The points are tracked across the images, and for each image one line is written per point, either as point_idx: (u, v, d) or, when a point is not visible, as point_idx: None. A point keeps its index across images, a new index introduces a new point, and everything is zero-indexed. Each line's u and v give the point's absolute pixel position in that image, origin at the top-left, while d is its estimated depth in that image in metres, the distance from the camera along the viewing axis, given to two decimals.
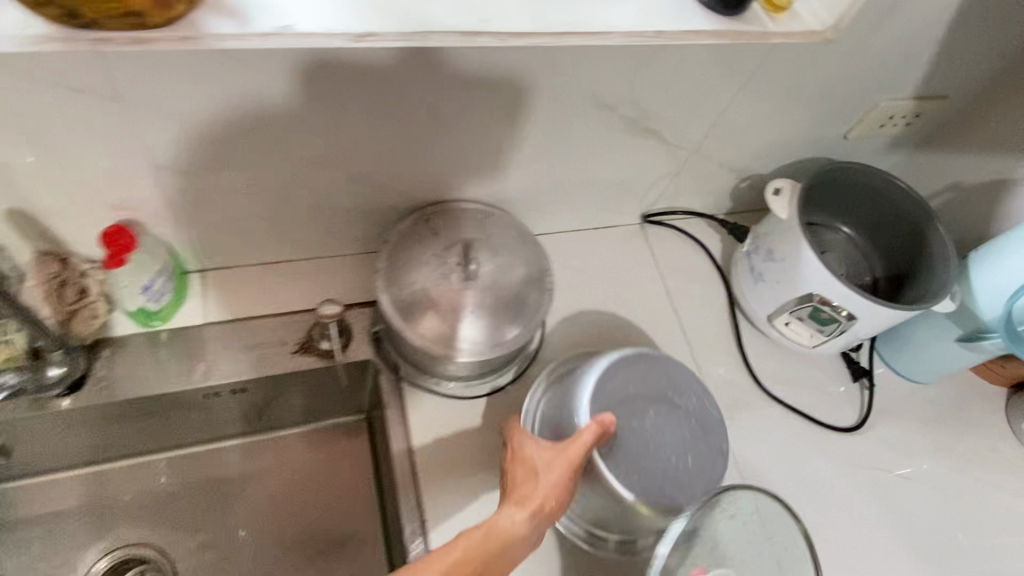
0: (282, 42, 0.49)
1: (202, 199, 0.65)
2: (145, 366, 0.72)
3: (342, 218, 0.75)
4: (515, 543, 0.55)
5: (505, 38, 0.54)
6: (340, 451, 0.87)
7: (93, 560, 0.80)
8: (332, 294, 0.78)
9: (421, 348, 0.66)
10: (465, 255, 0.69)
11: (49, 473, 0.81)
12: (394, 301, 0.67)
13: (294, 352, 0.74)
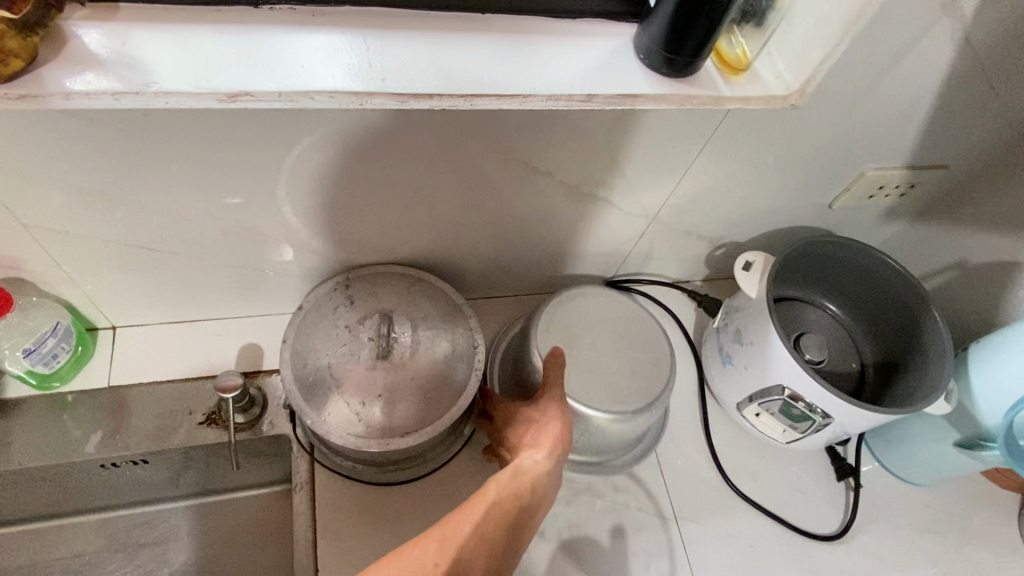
0: (141, 100, 0.44)
1: (100, 254, 0.60)
2: (37, 431, 0.66)
3: (264, 279, 0.70)
4: (542, 483, 0.55)
5: (403, 99, 0.48)
6: (260, 526, 0.80)
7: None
8: (252, 357, 0.73)
9: (323, 433, 0.59)
10: (383, 328, 0.63)
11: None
12: (297, 375, 0.60)
13: (201, 423, 0.68)
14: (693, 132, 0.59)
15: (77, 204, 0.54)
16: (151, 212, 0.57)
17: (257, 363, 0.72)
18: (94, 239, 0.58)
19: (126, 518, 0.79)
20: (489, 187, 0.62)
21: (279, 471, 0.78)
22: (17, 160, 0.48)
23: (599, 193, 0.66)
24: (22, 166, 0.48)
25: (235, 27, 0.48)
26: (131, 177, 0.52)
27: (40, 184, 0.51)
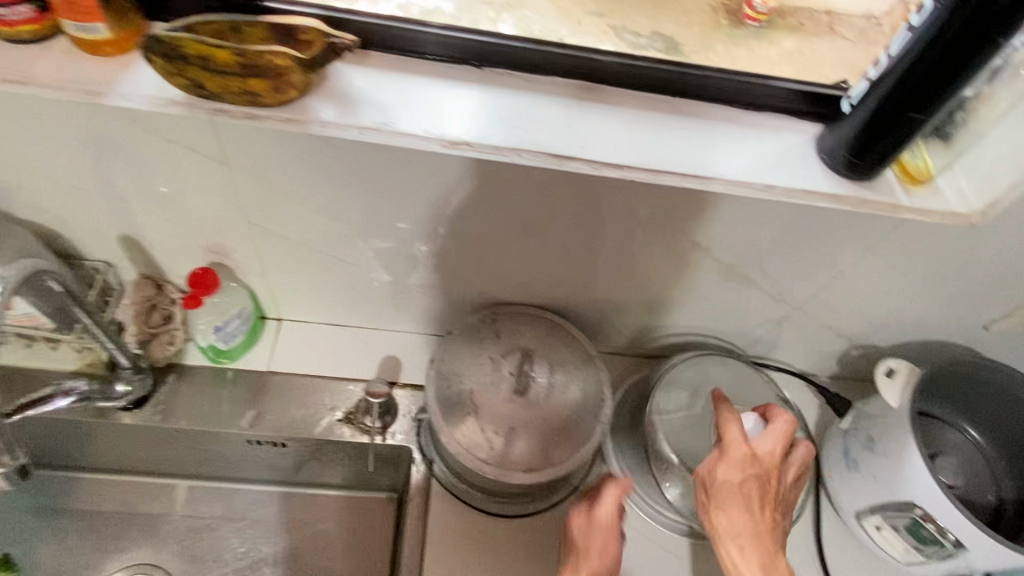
0: (379, 136, 0.51)
1: (292, 256, 0.68)
2: (203, 397, 0.74)
3: (416, 300, 0.75)
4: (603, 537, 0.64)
5: (598, 167, 0.53)
6: (361, 528, 0.84)
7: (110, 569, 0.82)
8: (389, 369, 0.78)
9: (456, 453, 0.63)
10: (522, 364, 0.66)
11: (110, 473, 0.86)
12: (440, 395, 0.65)
13: (339, 421, 0.74)
14: (861, 235, 0.60)
15: (290, 211, 0.62)
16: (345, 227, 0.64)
17: (393, 374, 0.78)
18: (292, 242, 0.66)
19: (245, 494, 0.86)
20: (645, 254, 0.65)
21: (391, 479, 0.82)
22: (261, 168, 0.56)
23: (749, 275, 0.67)
24: (261, 173, 0.57)
25: (463, 84, 0.55)
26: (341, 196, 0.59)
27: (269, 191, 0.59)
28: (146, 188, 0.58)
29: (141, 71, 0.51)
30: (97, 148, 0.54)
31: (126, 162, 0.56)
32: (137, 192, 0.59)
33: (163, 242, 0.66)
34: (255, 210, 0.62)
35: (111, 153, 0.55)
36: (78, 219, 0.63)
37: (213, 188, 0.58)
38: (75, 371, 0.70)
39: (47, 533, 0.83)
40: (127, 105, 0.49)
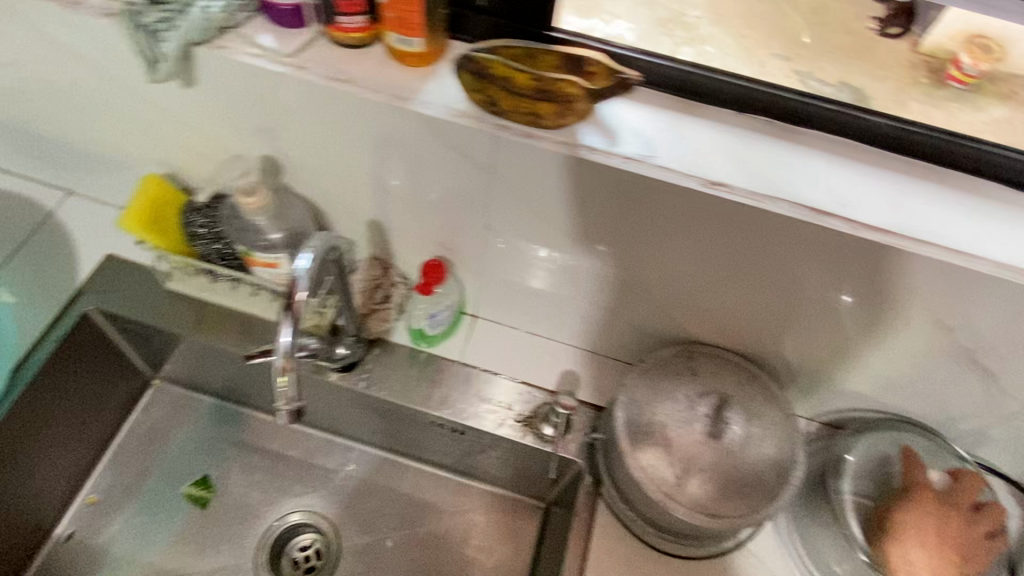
0: (642, 168, 0.54)
1: (509, 261, 0.71)
2: (399, 375, 0.81)
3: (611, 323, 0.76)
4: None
5: (856, 228, 0.53)
6: (507, 527, 0.88)
7: (283, 509, 0.90)
8: (570, 384, 0.80)
9: (640, 480, 0.64)
10: (717, 408, 0.66)
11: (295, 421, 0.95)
12: (631, 421, 0.66)
13: (517, 422, 0.78)
14: None
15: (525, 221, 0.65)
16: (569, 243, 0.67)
17: (573, 390, 0.79)
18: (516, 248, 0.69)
19: (408, 468, 0.92)
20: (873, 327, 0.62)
21: (546, 488, 0.85)
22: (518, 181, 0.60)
23: (992, 369, 0.61)
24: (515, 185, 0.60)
25: (726, 128, 0.56)
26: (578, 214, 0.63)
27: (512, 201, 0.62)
28: (409, 181, 0.65)
29: (440, 82, 0.57)
30: (383, 143, 0.61)
31: (402, 158, 0.62)
32: (400, 183, 0.65)
33: (402, 229, 0.72)
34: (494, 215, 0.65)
35: (393, 149, 0.61)
36: (338, 200, 0.70)
37: (467, 190, 0.63)
38: (301, 330, 0.78)
39: (239, 464, 0.92)
40: (428, 112, 0.55)
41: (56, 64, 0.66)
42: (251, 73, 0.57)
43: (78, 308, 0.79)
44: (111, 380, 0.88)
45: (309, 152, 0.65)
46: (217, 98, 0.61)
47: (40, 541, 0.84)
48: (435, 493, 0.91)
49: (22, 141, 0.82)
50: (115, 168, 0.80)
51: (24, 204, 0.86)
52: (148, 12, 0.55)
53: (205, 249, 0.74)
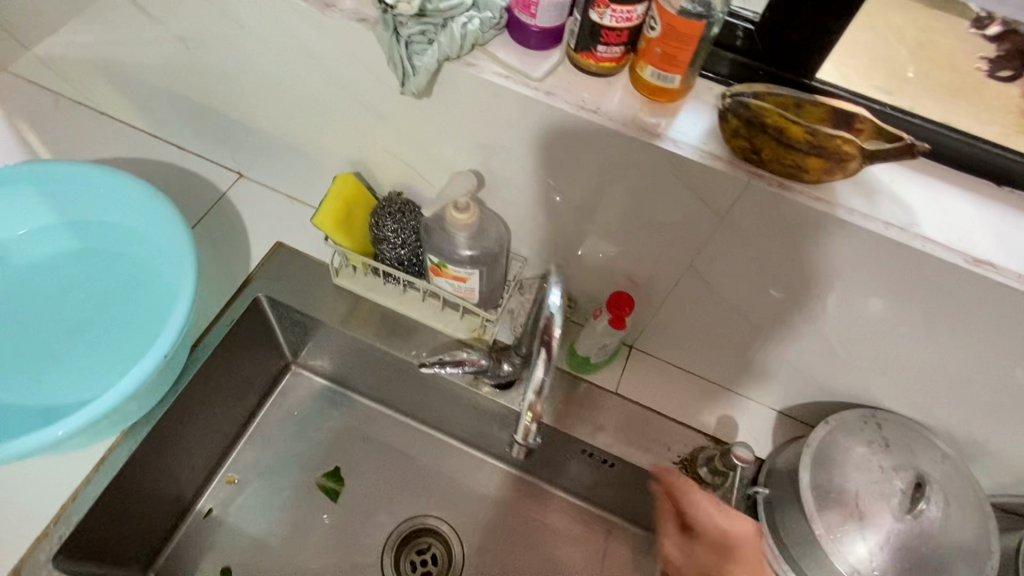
0: (905, 237, 0.52)
1: (698, 301, 0.70)
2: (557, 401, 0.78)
3: (786, 375, 0.74)
4: None
5: None
6: (630, 564, 0.86)
7: (409, 512, 0.90)
8: (729, 430, 0.78)
9: (824, 548, 0.61)
10: (915, 484, 0.62)
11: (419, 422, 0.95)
12: (817, 482, 0.64)
13: (674, 463, 0.75)
14: None
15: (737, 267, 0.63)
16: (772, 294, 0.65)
17: (732, 437, 0.77)
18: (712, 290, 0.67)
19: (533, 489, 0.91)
20: None
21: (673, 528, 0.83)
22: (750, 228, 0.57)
23: None
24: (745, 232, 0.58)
25: (986, 206, 0.55)
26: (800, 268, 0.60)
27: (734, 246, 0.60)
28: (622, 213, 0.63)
29: (688, 121, 0.55)
30: (610, 174, 0.59)
31: (625, 191, 0.60)
32: (610, 214, 0.64)
33: (591, 256, 0.71)
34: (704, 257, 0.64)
35: (620, 181, 0.59)
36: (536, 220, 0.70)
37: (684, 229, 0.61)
38: (464, 340, 0.79)
39: (368, 461, 0.92)
40: (678, 150, 0.53)
41: (279, 56, 0.67)
42: (496, 92, 0.56)
43: (250, 292, 0.81)
44: (260, 363, 0.89)
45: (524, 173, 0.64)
46: (447, 110, 0.61)
47: (182, 516, 0.85)
48: (561, 517, 0.89)
49: (214, 123, 0.84)
50: (303, 161, 0.81)
51: (201, 182, 0.88)
52: (409, 22, 0.54)
53: (388, 252, 0.74)
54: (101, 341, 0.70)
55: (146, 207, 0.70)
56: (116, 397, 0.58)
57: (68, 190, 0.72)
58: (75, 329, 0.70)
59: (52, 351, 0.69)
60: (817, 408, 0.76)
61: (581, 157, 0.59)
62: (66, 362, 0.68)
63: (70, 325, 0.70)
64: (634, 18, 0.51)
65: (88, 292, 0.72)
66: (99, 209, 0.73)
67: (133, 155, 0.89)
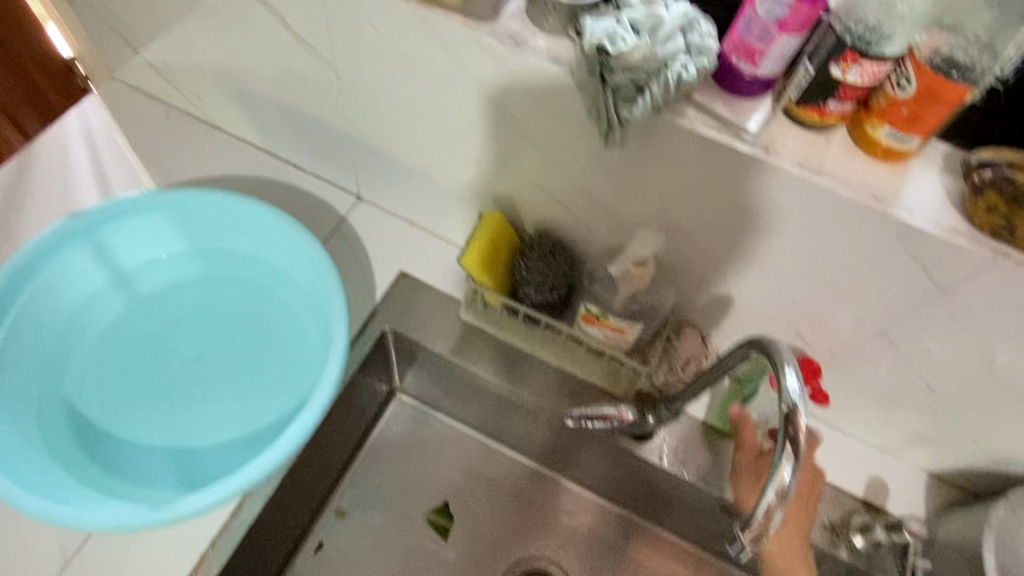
0: None
1: (869, 360, 0.66)
2: (699, 452, 0.74)
3: (948, 438, 0.70)
4: None
5: None
6: None
7: (522, 553, 0.86)
8: (878, 491, 0.74)
9: None
10: None
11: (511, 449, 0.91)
12: (1003, 565, 0.61)
13: (822, 527, 0.71)
14: None
15: (933, 334, 0.59)
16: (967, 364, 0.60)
17: (883, 500, 0.73)
18: (892, 352, 0.63)
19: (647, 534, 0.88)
20: None
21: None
22: (971, 300, 0.53)
23: None
24: (962, 305, 0.54)
25: None
26: (1015, 343, 0.56)
27: (940, 314, 0.56)
28: (814, 273, 0.58)
29: (919, 184, 0.50)
30: (816, 236, 0.54)
31: (827, 253, 0.56)
32: (798, 273, 0.59)
33: (757, 310, 0.66)
34: (896, 321, 0.59)
35: (825, 244, 0.55)
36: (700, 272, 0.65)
37: (886, 295, 0.57)
38: (601, 386, 0.75)
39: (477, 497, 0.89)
40: (914, 221, 0.49)
41: (441, 89, 0.63)
42: (705, 146, 0.52)
43: (375, 325, 0.77)
44: (371, 392, 0.86)
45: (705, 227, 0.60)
46: (635, 159, 0.56)
47: (291, 552, 0.81)
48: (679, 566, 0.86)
49: (339, 146, 0.80)
50: (434, 190, 0.77)
51: (319, 205, 0.84)
52: (621, 71, 0.49)
53: (532, 294, 0.70)
54: (239, 382, 0.67)
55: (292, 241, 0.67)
56: (284, 452, 0.56)
57: (207, 221, 0.70)
58: (214, 364, 0.68)
59: (192, 387, 0.66)
60: (976, 474, 0.72)
61: (786, 217, 0.54)
62: (205, 399, 0.66)
63: (206, 360, 0.68)
64: (879, 76, 0.47)
65: (223, 329, 0.69)
66: (235, 241, 0.71)
67: (249, 175, 0.86)
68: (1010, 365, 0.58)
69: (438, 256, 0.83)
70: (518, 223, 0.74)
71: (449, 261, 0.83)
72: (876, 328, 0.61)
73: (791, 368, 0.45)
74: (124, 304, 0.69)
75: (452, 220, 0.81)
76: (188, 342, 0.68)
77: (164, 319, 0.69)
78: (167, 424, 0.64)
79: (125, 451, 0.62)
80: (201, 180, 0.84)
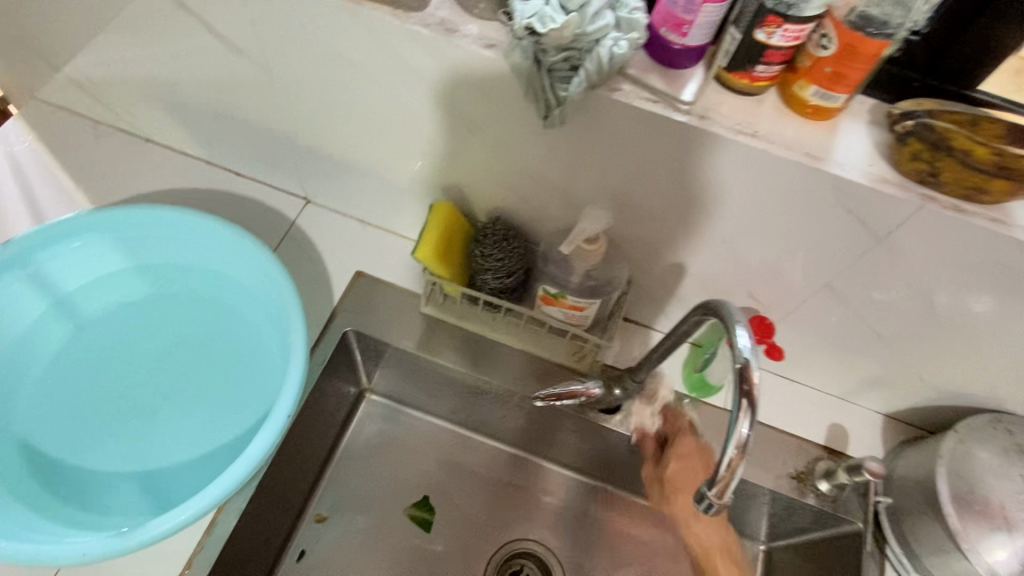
0: None
1: (818, 313, 0.69)
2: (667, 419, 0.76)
3: (898, 379, 0.74)
4: None
5: None
6: None
7: (506, 538, 0.87)
8: (839, 437, 0.77)
9: (966, 553, 0.62)
10: None
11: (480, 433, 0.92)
12: (957, 493, 0.64)
13: (790, 477, 0.74)
14: None
15: (874, 282, 0.61)
16: (909, 308, 0.63)
17: (844, 445, 0.77)
18: (839, 303, 0.66)
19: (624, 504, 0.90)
20: None
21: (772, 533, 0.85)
22: (906, 246, 0.55)
23: None
24: (899, 252, 0.56)
25: None
26: (950, 283, 0.59)
27: (878, 262, 0.59)
28: (759, 235, 0.60)
29: (848, 139, 0.52)
30: (757, 198, 0.56)
31: (769, 214, 0.57)
32: (745, 237, 0.61)
33: (710, 276, 0.68)
34: (839, 273, 0.62)
35: (767, 206, 0.57)
36: (651, 244, 0.66)
37: (829, 249, 0.59)
38: (568, 365, 0.76)
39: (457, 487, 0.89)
40: (845, 173, 0.51)
41: (378, 83, 0.62)
42: (644, 119, 0.53)
43: (336, 326, 0.76)
44: (339, 395, 0.85)
45: (652, 200, 0.61)
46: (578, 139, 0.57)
47: (273, 564, 0.80)
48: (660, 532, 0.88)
49: (280, 150, 0.78)
50: (383, 186, 0.77)
51: (268, 212, 0.83)
52: (554, 50, 0.50)
53: (490, 281, 0.70)
54: (201, 395, 0.66)
55: (241, 250, 0.66)
56: (254, 459, 0.55)
57: (148, 238, 0.68)
58: (171, 382, 0.66)
59: (149, 408, 0.65)
60: (926, 410, 0.76)
61: (728, 182, 0.56)
62: (166, 419, 0.64)
63: (162, 380, 0.66)
64: (802, 37, 0.48)
65: (178, 344, 0.68)
66: (180, 254, 0.69)
67: (190, 187, 0.83)
68: (947, 304, 0.61)
69: (394, 252, 0.83)
70: (470, 211, 0.75)
71: (405, 256, 0.83)
72: (822, 282, 0.64)
73: (741, 326, 0.46)
74: (71, 330, 0.67)
75: (404, 215, 0.81)
76: (142, 361, 0.67)
77: (114, 340, 0.67)
78: (127, 449, 0.62)
79: (90, 480, 0.60)
80: (139, 195, 0.82)
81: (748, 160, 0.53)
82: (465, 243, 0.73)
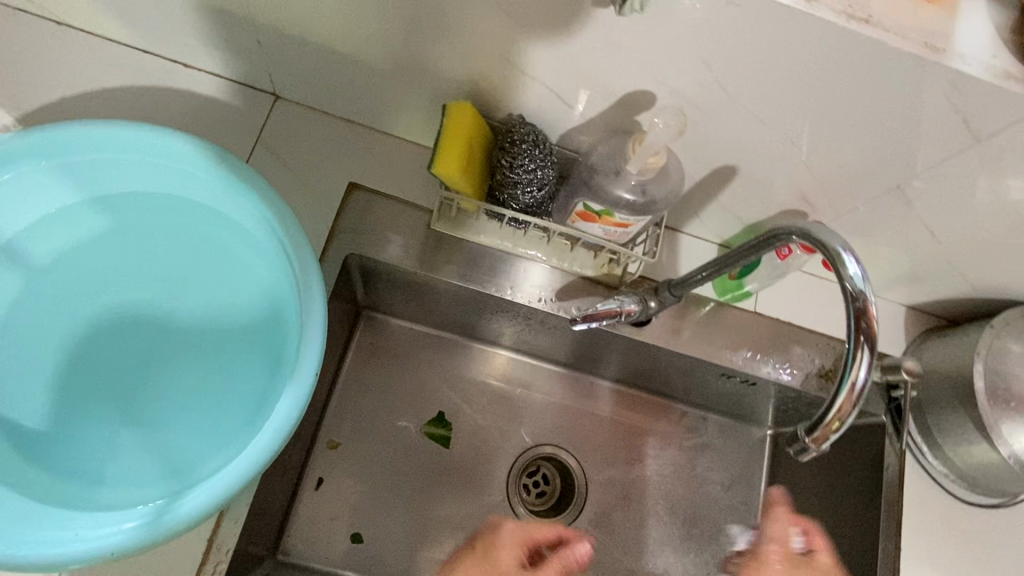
0: None
1: (879, 215, 0.64)
2: (697, 331, 0.74)
3: (938, 279, 0.72)
4: None
5: None
6: (735, 455, 0.92)
7: (526, 445, 0.89)
8: None
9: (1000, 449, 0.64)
10: None
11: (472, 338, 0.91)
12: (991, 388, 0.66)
13: (817, 376, 0.74)
14: None
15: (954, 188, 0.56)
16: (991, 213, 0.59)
17: None
18: (903, 205, 0.61)
19: (612, 394, 0.93)
20: None
21: (772, 418, 0.89)
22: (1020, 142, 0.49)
23: None
24: (997, 157, 0.51)
25: None
26: None
27: (975, 162, 0.53)
28: (817, 124, 0.54)
29: (971, 25, 0.45)
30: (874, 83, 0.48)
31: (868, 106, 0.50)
32: (798, 127, 0.55)
33: (771, 176, 0.62)
34: (921, 174, 0.56)
35: (839, 102, 0.50)
36: (722, 142, 0.58)
37: (915, 138, 0.52)
38: (594, 278, 0.71)
39: (469, 399, 0.89)
40: (969, 69, 0.44)
41: None
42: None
43: (334, 252, 0.68)
44: (342, 318, 0.81)
45: (721, 105, 0.54)
46: (640, 30, 0.48)
47: (292, 498, 0.78)
48: (669, 422, 0.93)
49: (270, 53, 0.64)
50: (381, 83, 0.65)
51: (234, 109, 0.70)
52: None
53: (521, 197, 0.61)
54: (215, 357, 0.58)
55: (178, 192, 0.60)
56: (282, 431, 0.49)
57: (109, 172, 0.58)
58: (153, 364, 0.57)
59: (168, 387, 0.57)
60: (952, 302, 0.76)
61: (800, 74, 0.48)
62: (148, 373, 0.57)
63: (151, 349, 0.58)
64: None
65: (183, 321, 0.59)
66: (173, 185, 0.59)
67: (116, 86, 0.68)
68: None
69: (401, 160, 0.72)
70: (488, 110, 0.64)
71: (418, 164, 0.72)
72: (894, 183, 0.59)
73: (847, 253, 0.43)
74: (23, 282, 0.57)
75: (413, 119, 0.69)
76: (127, 314, 0.58)
77: (75, 289, 0.58)
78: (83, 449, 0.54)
79: (84, 450, 0.54)
80: (92, 95, 0.68)
81: (827, 47, 0.45)
82: (488, 152, 0.62)
